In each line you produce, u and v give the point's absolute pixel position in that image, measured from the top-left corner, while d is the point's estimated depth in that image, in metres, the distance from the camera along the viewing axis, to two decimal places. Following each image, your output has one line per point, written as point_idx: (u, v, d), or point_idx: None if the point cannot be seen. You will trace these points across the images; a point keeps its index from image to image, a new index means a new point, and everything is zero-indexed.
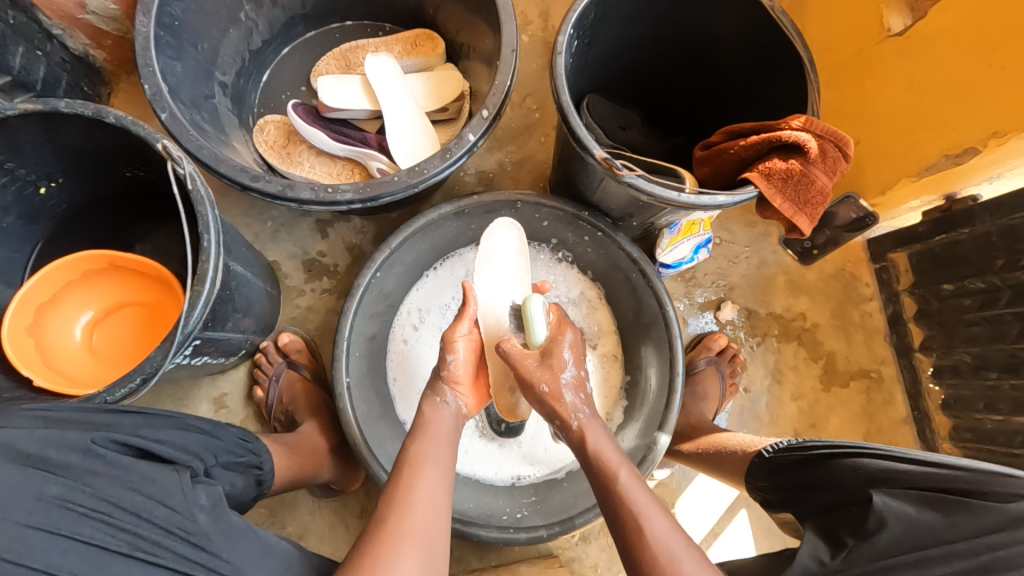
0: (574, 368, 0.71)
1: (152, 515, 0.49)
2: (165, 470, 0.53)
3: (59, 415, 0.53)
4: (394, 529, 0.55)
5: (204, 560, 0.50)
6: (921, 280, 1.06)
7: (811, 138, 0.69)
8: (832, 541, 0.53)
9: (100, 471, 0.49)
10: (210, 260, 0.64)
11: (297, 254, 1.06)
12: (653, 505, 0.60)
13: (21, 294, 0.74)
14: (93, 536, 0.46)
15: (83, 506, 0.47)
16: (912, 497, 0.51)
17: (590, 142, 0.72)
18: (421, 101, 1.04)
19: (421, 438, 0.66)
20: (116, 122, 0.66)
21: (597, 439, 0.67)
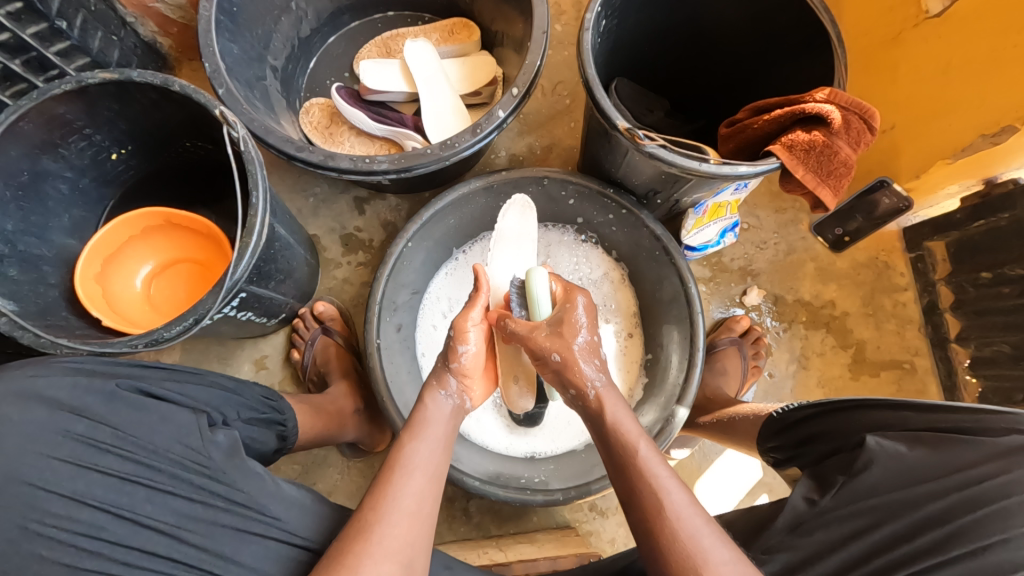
0: (586, 331, 0.70)
1: (168, 453, 0.58)
2: (183, 416, 0.61)
3: (90, 366, 0.62)
4: (373, 542, 0.55)
5: (218, 491, 0.58)
6: (958, 269, 1.04)
7: (835, 110, 0.69)
8: (824, 482, 0.63)
9: (123, 415, 0.58)
10: (258, 215, 0.71)
11: (336, 229, 1.12)
12: (671, 480, 0.59)
13: (92, 245, 0.83)
14: (118, 469, 0.56)
15: (106, 443, 0.57)
16: (904, 438, 0.60)
17: (614, 114, 0.75)
18: (456, 85, 1.09)
19: (414, 438, 0.65)
20: (180, 90, 0.74)
21: (615, 410, 0.66)
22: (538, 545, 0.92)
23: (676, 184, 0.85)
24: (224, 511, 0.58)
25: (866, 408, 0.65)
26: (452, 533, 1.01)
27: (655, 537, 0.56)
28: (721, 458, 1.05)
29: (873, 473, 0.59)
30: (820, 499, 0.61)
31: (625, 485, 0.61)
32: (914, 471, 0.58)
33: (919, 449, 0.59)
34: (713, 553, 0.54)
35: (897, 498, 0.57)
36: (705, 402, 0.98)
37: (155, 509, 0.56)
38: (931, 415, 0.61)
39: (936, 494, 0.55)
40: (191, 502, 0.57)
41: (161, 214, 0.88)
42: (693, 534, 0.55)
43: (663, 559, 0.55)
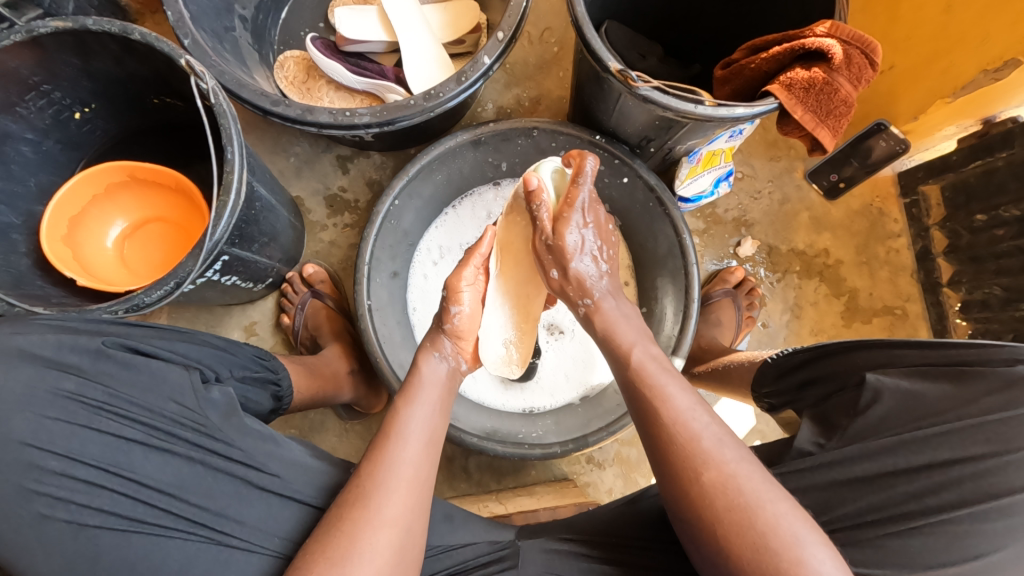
0: (599, 252, 0.68)
1: (162, 411, 0.57)
2: (175, 373, 0.59)
3: (73, 323, 0.59)
4: (369, 510, 0.55)
5: (216, 448, 0.58)
6: (953, 213, 1.03)
7: (836, 44, 0.66)
8: (826, 424, 0.63)
9: (113, 373, 0.57)
10: (234, 172, 0.67)
11: (320, 190, 1.08)
12: (691, 395, 0.58)
13: (55, 206, 0.79)
14: (113, 428, 0.55)
15: (98, 402, 0.56)
16: (906, 373, 0.60)
17: (605, 55, 0.71)
18: (438, 33, 1.03)
19: (409, 403, 0.64)
20: (141, 39, 0.68)
21: (616, 315, 0.66)
22: (538, 497, 0.94)
23: (670, 130, 0.82)
24: (221, 469, 0.57)
25: (865, 347, 0.65)
26: (452, 490, 1.03)
27: (675, 455, 0.56)
28: (716, 409, 1.07)
29: (880, 408, 0.59)
30: (825, 443, 0.61)
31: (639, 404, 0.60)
32: (915, 406, 0.58)
33: (923, 382, 0.59)
34: (738, 465, 0.54)
35: (897, 432, 0.57)
36: (700, 353, 0.98)
37: (152, 467, 0.55)
38: (929, 350, 0.61)
39: (938, 428, 0.56)
40: (189, 460, 0.57)
41: (124, 169, 0.84)
42: (717, 446, 0.55)
43: (689, 481, 0.54)
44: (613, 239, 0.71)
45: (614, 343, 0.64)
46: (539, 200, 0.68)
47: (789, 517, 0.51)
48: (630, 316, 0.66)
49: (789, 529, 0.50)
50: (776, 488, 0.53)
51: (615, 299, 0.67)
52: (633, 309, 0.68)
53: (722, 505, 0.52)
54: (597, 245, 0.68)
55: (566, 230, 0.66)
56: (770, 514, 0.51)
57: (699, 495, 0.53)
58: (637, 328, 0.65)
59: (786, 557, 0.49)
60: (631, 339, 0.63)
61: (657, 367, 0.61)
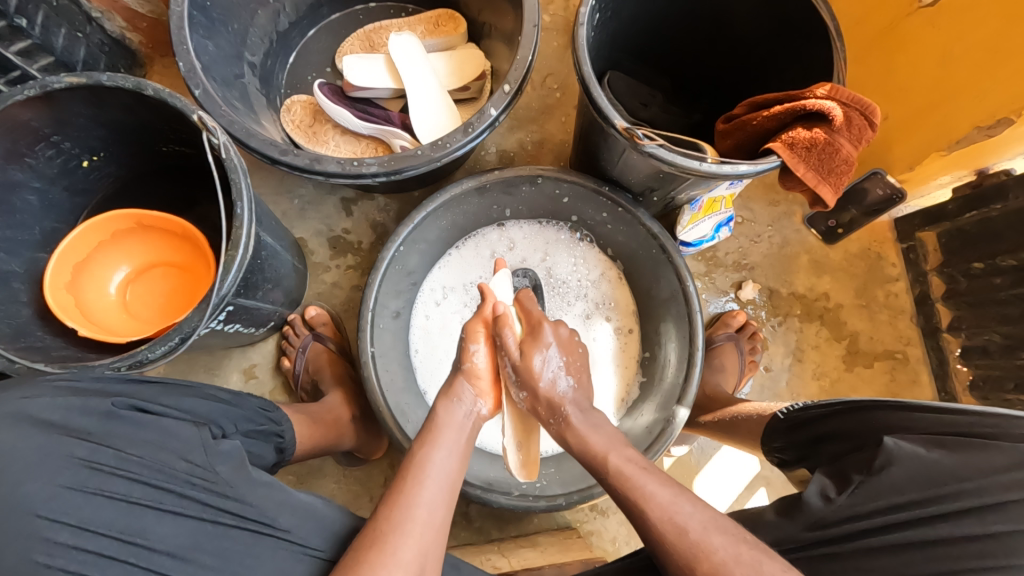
0: (565, 371, 0.75)
1: (175, 470, 0.56)
2: (186, 430, 0.59)
3: (83, 383, 0.58)
4: (387, 551, 0.54)
5: (229, 506, 0.57)
6: (950, 259, 1.04)
7: (836, 107, 0.68)
8: (840, 478, 0.62)
9: (122, 434, 0.56)
10: (243, 226, 0.67)
11: (323, 231, 1.09)
12: (672, 488, 0.61)
13: (61, 251, 0.79)
14: (125, 493, 0.54)
15: (108, 466, 0.54)
16: (925, 440, 0.60)
17: (611, 113, 0.72)
18: (443, 80, 1.05)
19: (428, 446, 0.66)
20: (154, 94, 0.69)
21: (582, 435, 0.70)
22: (541, 549, 0.91)
23: (673, 182, 0.83)
24: (235, 525, 0.56)
25: (880, 408, 0.65)
26: (453, 538, 1.00)
27: (667, 547, 0.58)
28: (719, 455, 1.06)
29: (894, 472, 0.58)
30: (836, 497, 0.60)
31: (623, 506, 0.62)
32: (934, 472, 0.57)
33: (941, 451, 0.58)
34: (727, 551, 0.55)
35: (916, 496, 0.57)
36: (705, 401, 0.97)
37: (165, 531, 0.54)
38: (944, 418, 0.61)
39: (956, 494, 0.56)
40: (202, 520, 0.55)
41: (132, 217, 0.84)
42: (704, 533, 0.57)
43: (689, 570, 0.56)
44: (580, 350, 0.79)
45: (591, 456, 0.68)
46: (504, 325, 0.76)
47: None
48: (601, 424, 0.71)
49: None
50: (767, 559, 0.55)
51: (582, 409, 0.72)
52: (604, 418, 0.73)
53: None
54: (563, 357, 0.75)
55: (534, 353, 0.74)
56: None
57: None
58: (608, 436, 0.69)
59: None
60: (606, 448, 0.68)
61: (635, 468, 0.64)
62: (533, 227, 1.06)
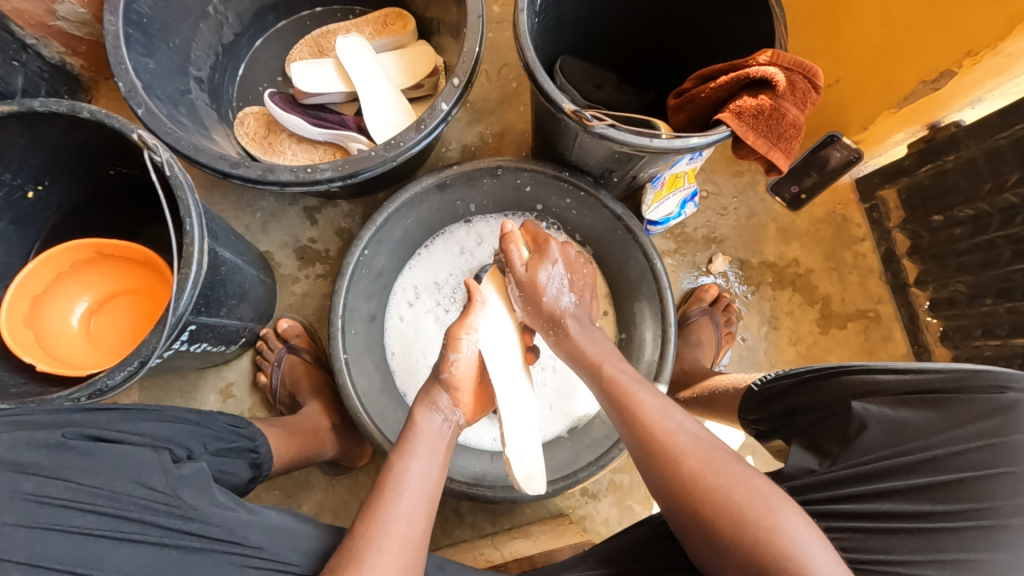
0: (569, 286, 0.76)
1: (133, 496, 0.54)
2: (144, 455, 0.58)
3: (31, 417, 0.58)
4: (363, 571, 0.53)
5: (193, 528, 0.56)
6: (911, 215, 1.06)
7: (778, 72, 0.69)
8: (818, 450, 0.64)
9: (76, 464, 0.54)
10: (194, 243, 0.66)
11: (289, 242, 1.07)
12: (664, 402, 0.64)
13: (16, 285, 0.78)
14: (81, 525, 0.52)
15: (59, 500, 0.52)
16: (890, 401, 0.61)
17: (558, 97, 0.72)
18: (396, 79, 1.04)
19: (404, 457, 0.65)
20: (91, 117, 0.68)
21: (587, 340, 0.73)
22: (534, 539, 0.91)
23: (630, 162, 0.83)
24: (200, 547, 0.55)
25: (847, 372, 0.65)
26: (447, 538, 1.00)
27: (664, 465, 0.59)
28: (704, 429, 1.07)
29: (868, 436, 0.60)
30: (817, 468, 0.62)
31: (619, 412, 0.65)
32: (902, 431, 0.59)
33: (907, 409, 0.59)
34: (708, 451, 0.58)
35: (886, 455, 0.58)
36: (684, 376, 0.98)
37: (125, 559, 0.52)
38: (909, 377, 0.61)
39: (924, 449, 0.57)
40: (163, 545, 0.54)
41: (91, 246, 0.83)
42: (702, 464, 0.57)
43: (683, 505, 0.57)
44: (586, 268, 0.79)
45: (587, 362, 0.71)
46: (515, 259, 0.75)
47: (759, 487, 0.54)
48: (597, 338, 0.74)
49: (762, 500, 0.53)
50: (745, 466, 0.57)
51: (582, 323, 0.75)
52: (601, 333, 0.76)
53: (723, 531, 0.53)
54: (568, 274, 0.76)
55: (542, 268, 0.74)
56: (742, 489, 0.54)
57: (697, 521, 0.55)
58: (603, 347, 0.72)
59: (763, 525, 0.52)
60: (601, 357, 0.71)
61: (628, 376, 0.67)
62: (499, 220, 1.06)
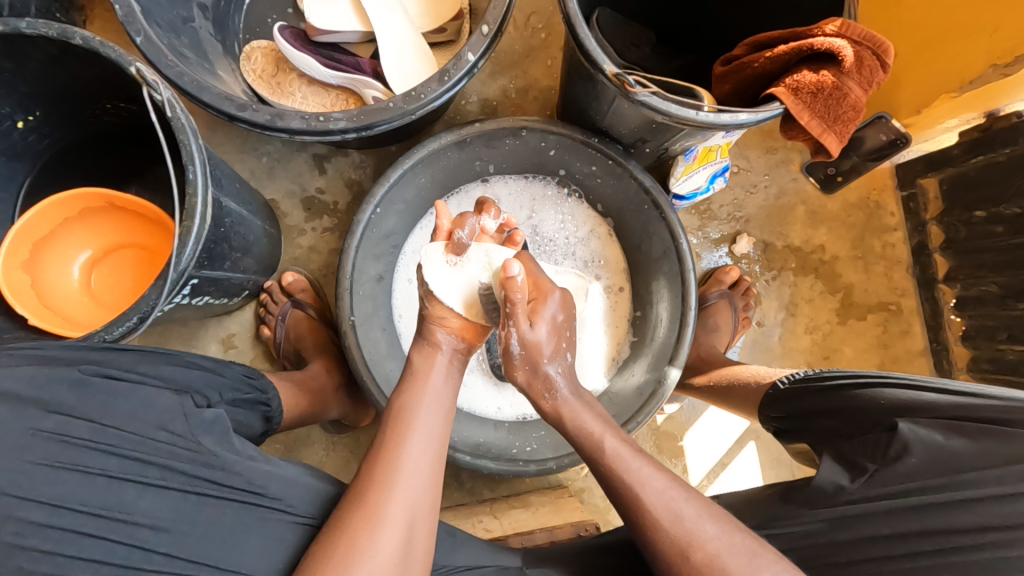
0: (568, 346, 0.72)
1: (155, 441, 0.54)
2: (165, 398, 0.56)
3: (51, 353, 0.56)
4: (371, 510, 0.54)
5: (215, 476, 0.55)
6: (951, 207, 1.01)
7: (846, 45, 0.62)
8: (850, 464, 0.61)
9: (95, 404, 0.53)
10: (198, 194, 0.61)
11: (296, 191, 1.02)
12: (659, 475, 0.60)
13: (16, 230, 0.74)
14: (103, 467, 0.52)
15: (82, 439, 0.51)
16: (940, 425, 0.57)
17: (600, 57, 0.66)
18: (416, 21, 0.95)
19: (412, 395, 0.64)
20: (84, 44, 0.61)
21: (574, 414, 0.67)
22: (533, 510, 0.92)
23: (666, 132, 0.77)
24: (222, 497, 0.54)
25: (887, 386, 0.62)
26: (446, 500, 1.01)
27: (655, 535, 0.57)
28: (709, 412, 1.06)
29: (910, 461, 0.56)
30: (848, 485, 0.59)
31: (615, 492, 0.61)
32: (951, 462, 0.55)
33: (959, 438, 0.56)
34: (720, 540, 0.55)
35: (932, 483, 0.56)
36: (697, 361, 0.96)
37: (150, 504, 0.52)
38: (960, 402, 0.57)
39: (973, 483, 0.54)
40: (185, 492, 0.53)
41: (103, 196, 0.79)
42: (697, 523, 0.56)
43: (680, 561, 0.55)
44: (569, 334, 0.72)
45: (583, 436, 0.66)
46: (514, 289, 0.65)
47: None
48: (591, 404, 0.69)
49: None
50: (762, 551, 0.54)
51: (574, 390, 0.70)
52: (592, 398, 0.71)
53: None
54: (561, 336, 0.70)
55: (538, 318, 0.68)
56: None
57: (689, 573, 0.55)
58: (601, 415, 0.68)
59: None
60: (600, 430, 0.66)
61: (623, 451, 0.63)
62: (519, 182, 1.00)
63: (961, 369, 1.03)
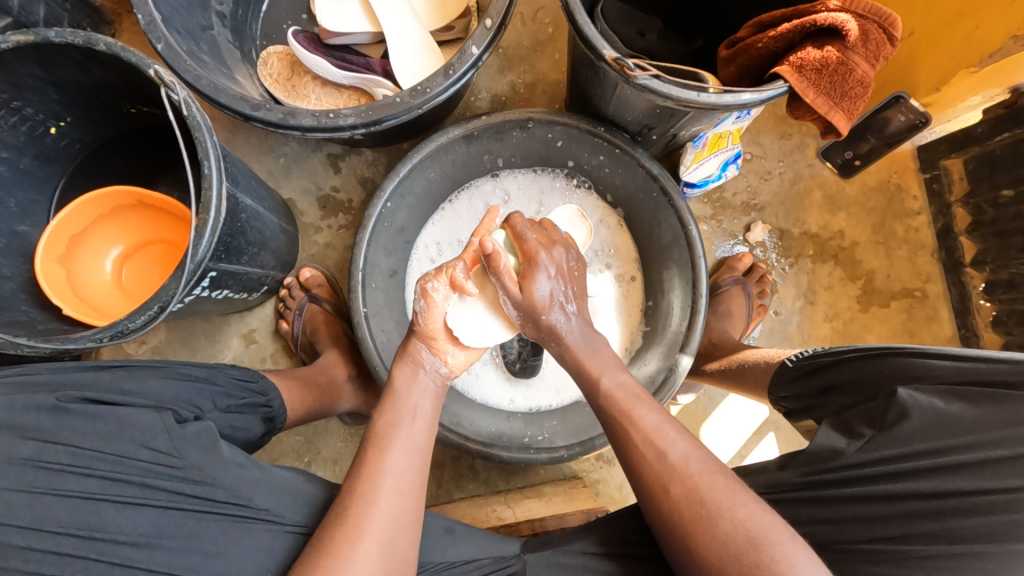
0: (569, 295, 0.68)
1: (135, 459, 0.57)
2: (144, 417, 0.58)
3: (37, 379, 0.60)
4: (350, 525, 0.55)
5: (196, 491, 0.57)
6: (977, 187, 0.98)
7: (851, 20, 0.62)
8: (845, 430, 0.60)
9: (75, 428, 0.56)
10: (212, 187, 0.64)
11: (312, 190, 1.05)
12: (660, 414, 0.61)
13: (54, 227, 0.79)
14: (80, 489, 0.55)
15: (60, 464, 0.55)
16: (942, 391, 0.56)
17: (599, 42, 0.66)
18: (425, 19, 0.97)
19: (395, 413, 0.65)
20: (107, 50, 0.65)
21: (579, 351, 0.68)
22: (547, 500, 0.92)
23: (672, 118, 0.77)
24: (207, 510, 0.57)
25: (898, 355, 0.62)
26: (461, 491, 1.02)
27: (646, 470, 0.58)
28: (726, 402, 1.04)
29: (908, 424, 0.55)
30: (845, 449, 0.58)
31: (615, 427, 0.62)
32: (949, 425, 0.54)
33: (959, 403, 0.54)
34: (702, 476, 0.55)
35: (925, 448, 0.54)
36: (712, 349, 0.95)
37: (127, 522, 0.55)
38: (965, 365, 0.56)
39: (971, 446, 0.53)
40: (165, 508, 0.56)
41: (133, 194, 0.83)
42: (684, 461, 0.57)
43: (661, 497, 0.56)
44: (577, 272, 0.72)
45: (584, 374, 0.67)
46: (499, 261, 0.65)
47: (755, 515, 0.52)
48: (600, 348, 0.68)
49: (756, 528, 0.51)
50: (739, 489, 0.54)
51: (581, 331, 0.69)
52: (603, 339, 0.70)
53: (694, 511, 0.54)
54: (563, 286, 0.68)
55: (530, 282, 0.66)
56: (735, 516, 0.52)
57: (674, 514, 0.55)
58: (604, 358, 0.67)
59: (752, 555, 0.50)
60: (599, 369, 0.66)
61: (627, 394, 0.63)
62: (528, 175, 1.01)
63: None
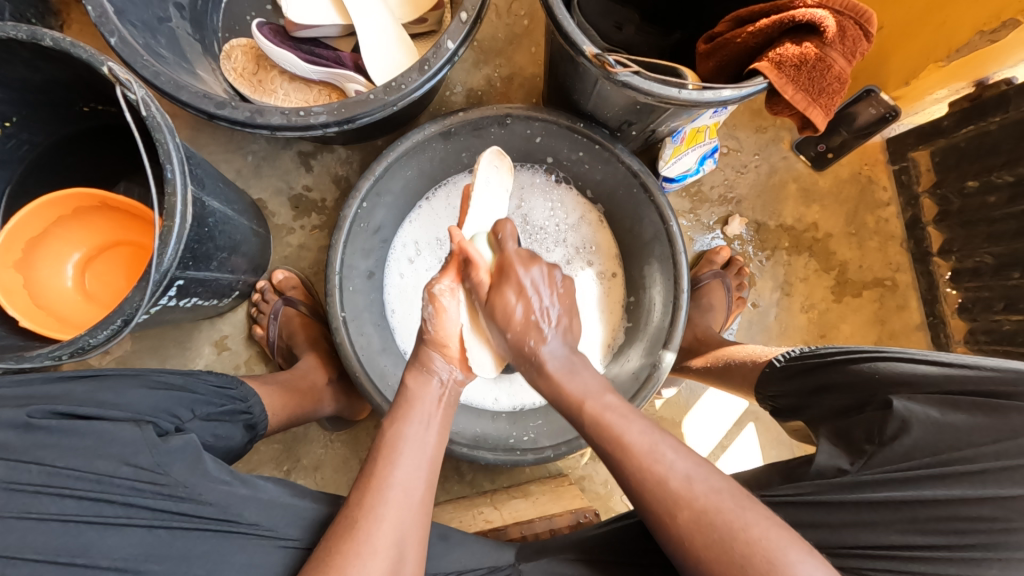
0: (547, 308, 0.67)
1: (116, 477, 0.54)
2: (125, 431, 0.56)
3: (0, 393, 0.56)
4: (360, 540, 0.53)
5: (184, 509, 0.55)
6: (944, 177, 1.00)
7: (828, 16, 0.62)
8: (847, 446, 0.60)
9: (49, 448, 0.53)
10: (177, 192, 0.61)
11: (283, 189, 1.01)
12: (651, 434, 0.58)
13: (9, 230, 0.73)
14: (58, 512, 0.51)
15: (35, 485, 0.51)
16: (936, 401, 0.57)
17: (579, 38, 0.65)
18: (397, 11, 0.94)
19: (402, 421, 0.63)
20: (54, 45, 0.60)
21: (565, 374, 0.65)
22: (534, 500, 0.92)
23: (652, 114, 0.77)
24: (195, 529, 0.55)
25: (885, 358, 0.64)
26: (447, 493, 1.01)
27: (645, 496, 0.56)
28: (708, 395, 1.06)
29: (907, 439, 0.56)
30: (849, 469, 0.58)
31: (606, 455, 0.59)
32: (948, 438, 0.56)
33: (954, 413, 0.56)
34: (709, 496, 0.53)
35: (929, 462, 0.55)
36: (694, 343, 0.96)
37: (112, 543, 0.52)
38: (950, 372, 0.59)
39: (970, 459, 0.54)
40: (151, 527, 0.53)
41: (97, 197, 0.79)
42: (687, 482, 0.54)
43: (667, 520, 0.54)
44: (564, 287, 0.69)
45: (565, 400, 0.64)
46: (475, 270, 0.68)
47: (768, 532, 0.50)
48: (581, 368, 0.66)
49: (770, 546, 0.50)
50: (749, 506, 0.53)
51: (563, 353, 0.66)
52: (585, 361, 0.68)
53: (706, 535, 0.52)
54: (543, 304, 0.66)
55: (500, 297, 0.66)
56: (751, 535, 0.50)
57: (680, 535, 0.53)
58: (589, 380, 0.65)
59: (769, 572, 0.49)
60: (583, 394, 0.63)
61: (614, 416, 0.61)
62: None
63: (958, 342, 1.03)
